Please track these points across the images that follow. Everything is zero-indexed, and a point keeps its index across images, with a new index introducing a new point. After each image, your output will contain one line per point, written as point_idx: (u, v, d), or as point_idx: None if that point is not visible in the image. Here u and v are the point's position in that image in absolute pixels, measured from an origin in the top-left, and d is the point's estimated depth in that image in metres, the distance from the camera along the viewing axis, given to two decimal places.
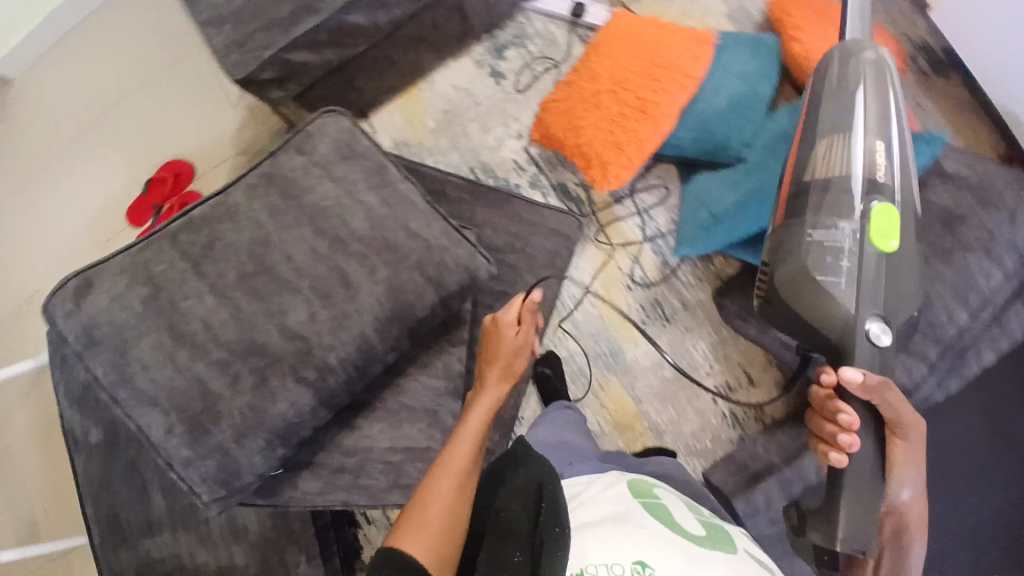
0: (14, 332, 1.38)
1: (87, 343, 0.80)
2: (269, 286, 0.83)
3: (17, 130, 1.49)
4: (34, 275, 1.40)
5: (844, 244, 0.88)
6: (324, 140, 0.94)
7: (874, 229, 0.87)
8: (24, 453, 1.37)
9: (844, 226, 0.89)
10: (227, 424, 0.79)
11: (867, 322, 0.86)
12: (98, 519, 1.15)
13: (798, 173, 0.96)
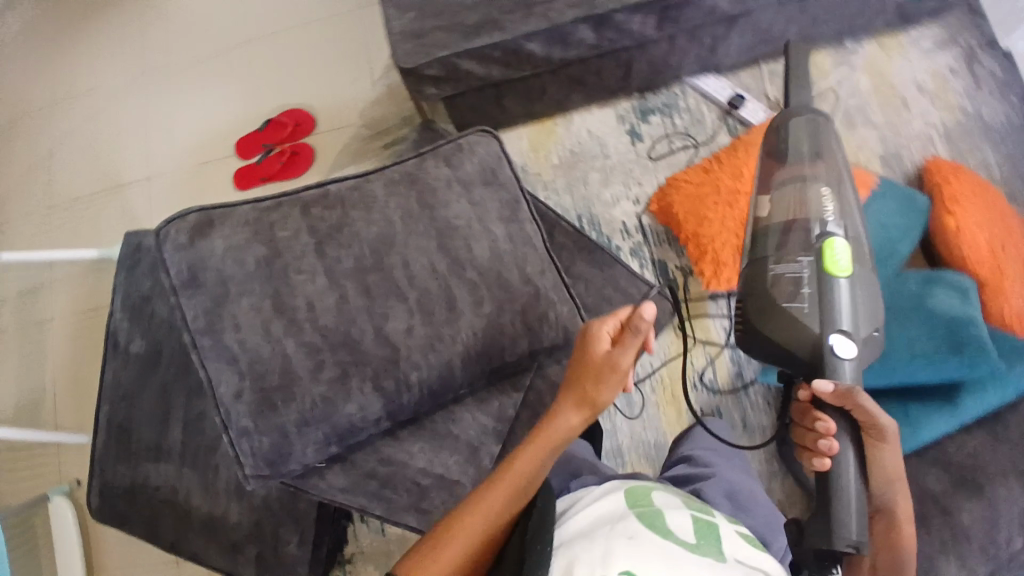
0: (89, 216, 1.37)
1: (187, 281, 0.78)
2: (380, 286, 0.81)
3: (163, 29, 1.51)
4: (128, 169, 1.39)
5: (807, 278, 0.90)
6: (471, 159, 0.93)
7: (828, 265, 0.89)
8: (58, 334, 1.36)
9: (802, 262, 0.91)
10: (296, 408, 0.77)
11: (831, 341, 0.87)
12: (114, 427, 1.14)
13: (759, 218, 0.99)
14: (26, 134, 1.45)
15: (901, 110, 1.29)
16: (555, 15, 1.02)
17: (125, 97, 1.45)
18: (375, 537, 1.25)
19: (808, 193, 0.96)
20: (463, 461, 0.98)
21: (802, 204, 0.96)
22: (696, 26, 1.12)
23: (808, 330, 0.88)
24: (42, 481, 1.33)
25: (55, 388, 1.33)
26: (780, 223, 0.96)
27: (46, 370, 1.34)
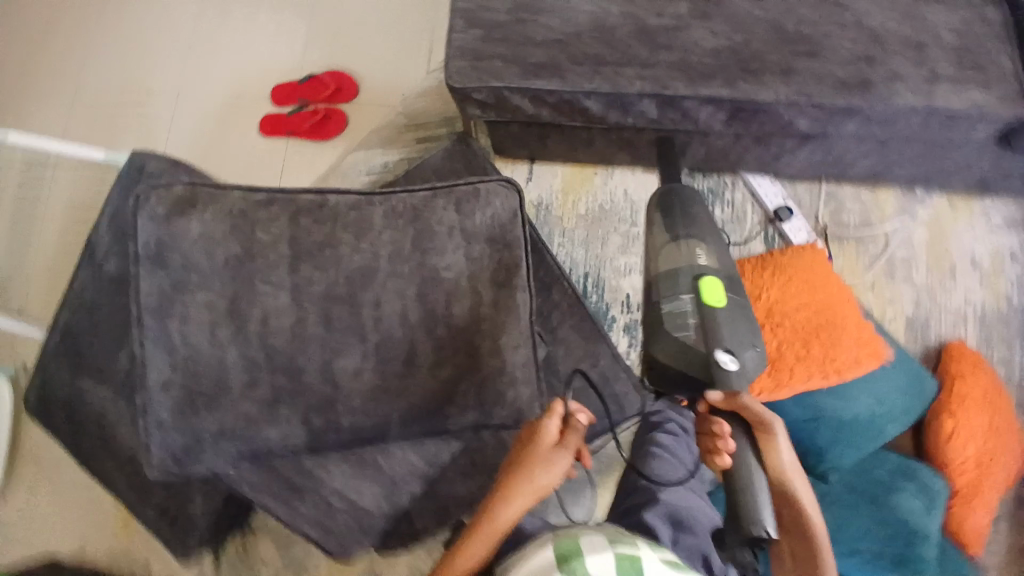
0: (108, 113, 1.34)
1: (153, 254, 0.75)
2: (342, 320, 0.76)
3: None
4: (160, 78, 1.35)
5: (689, 316, 0.89)
6: (484, 208, 0.87)
7: (708, 300, 0.88)
8: (46, 219, 1.34)
9: (683, 301, 0.90)
10: (218, 417, 0.75)
11: (716, 355, 0.84)
12: (63, 338, 1.11)
13: (655, 271, 0.97)
14: (77, 10, 1.42)
15: (946, 278, 1.21)
16: (622, 81, 0.95)
17: (182, 2, 1.41)
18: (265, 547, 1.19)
19: (680, 246, 0.95)
20: (379, 495, 0.97)
21: (689, 253, 0.94)
22: (767, 133, 1.04)
23: (698, 353, 0.87)
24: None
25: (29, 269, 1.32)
26: (671, 269, 0.94)
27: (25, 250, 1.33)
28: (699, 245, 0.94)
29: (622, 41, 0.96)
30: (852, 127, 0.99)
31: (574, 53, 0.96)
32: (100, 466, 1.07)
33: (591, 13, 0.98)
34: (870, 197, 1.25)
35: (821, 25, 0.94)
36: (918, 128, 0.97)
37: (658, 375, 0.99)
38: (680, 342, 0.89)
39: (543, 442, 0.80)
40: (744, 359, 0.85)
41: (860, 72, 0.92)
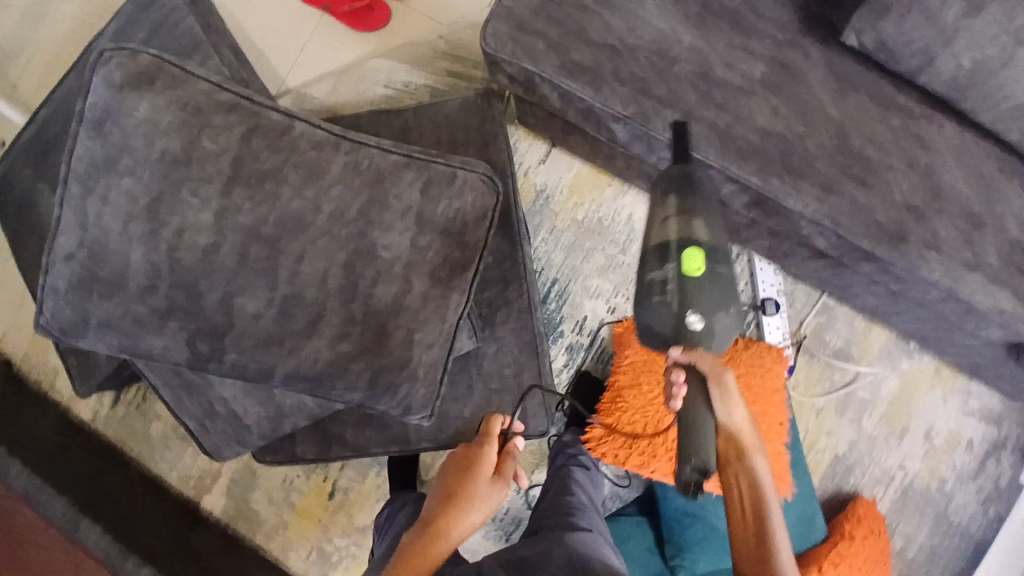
0: None
1: (99, 119, 0.72)
2: (257, 261, 0.73)
3: None
4: None
5: (669, 286, 0.75)
6: (452, 199, 0.80)
7: (689, 270, 0.74)
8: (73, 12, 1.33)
9: (664, 270, 0.75)
10: (106, 307, 0.73)
11: (687, 318, 0.75)
12: (29, 139, 1.09)
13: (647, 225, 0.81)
14: None
15: (891, 437, 1.18)
16: (657, 121, 0.85)
17: None
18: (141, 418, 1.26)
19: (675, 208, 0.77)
20: (263, 417, 0.98)
21: (681, 223, 0.75)
22: (783, 233, 0.95)
23: (670, 314, 0.76)
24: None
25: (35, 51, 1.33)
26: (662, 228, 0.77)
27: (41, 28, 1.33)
28: (690, 212, 0.76)
29: (675, 78, 0.85)
30: (867, 269, 0.90)
31: (621, 69, 0.86)
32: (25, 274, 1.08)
33: (659, 31, 0.86)
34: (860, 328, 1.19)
35: (887, 152, 0.84)
36: (932, 300, 0.89)
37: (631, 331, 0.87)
38: (655, 309, 0.77)
39: (484, 471, 0.91)
40: (713, 324, 0.76)
41: (900, 221, 0.83)
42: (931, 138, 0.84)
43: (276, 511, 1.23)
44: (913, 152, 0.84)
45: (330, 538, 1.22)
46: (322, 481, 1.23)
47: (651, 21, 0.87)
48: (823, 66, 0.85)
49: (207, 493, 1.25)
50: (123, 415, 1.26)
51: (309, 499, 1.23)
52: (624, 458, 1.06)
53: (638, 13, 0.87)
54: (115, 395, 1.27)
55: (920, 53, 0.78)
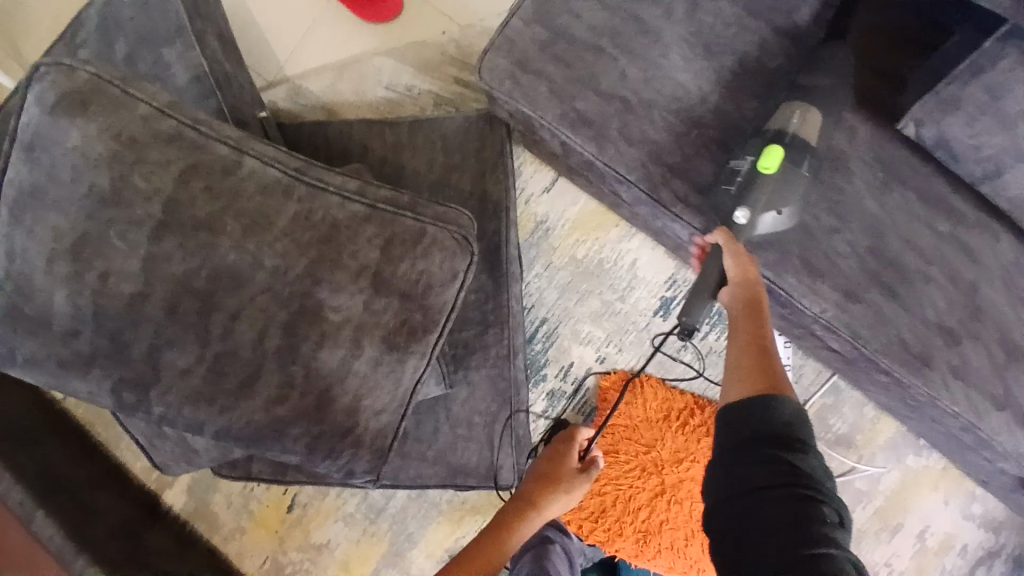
0: None
1: (29, 141, 0.64)
2: (189, 315, 0.66)
3: None
4: None
5: (739, 174, 0.68)
6: (417, 260, 0.72)
7: (762, 165, 0.66)
8: None
9: (743, 159, 0.69)
10: (28, 345, 0.67)
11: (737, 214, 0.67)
12: None
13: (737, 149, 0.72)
14: None
15: (882, 532, 1.08)
16: (664, 193, 0.75)
17: None
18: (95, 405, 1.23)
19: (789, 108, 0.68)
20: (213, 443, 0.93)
21: (791, 114, 0.68)
22: (793, 323, 0.85)
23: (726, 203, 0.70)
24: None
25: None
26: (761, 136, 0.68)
27: None
28: (804, 111, 0.68)
29: (690, 145, 0.75)
30: (881, 378, 0.80)
31: (631, 126, 0.75)
32: None
33: (680, 86, 0.75)
34: (869, 414, 1.09)
35: (923, 261, 0.72)
36: (948, 426, 0.79)
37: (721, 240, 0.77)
38: (719, 194, 0.71)
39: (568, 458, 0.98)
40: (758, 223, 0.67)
41: (922, 342, 0.72)
42: (980, 252, 0.72)
43: (234, 516, 1.21)
44: (951, 265, 0.72)
45: (285, 551, 1.20)
46: (282, 493, 1.21)
47: (674, 74, 0.75)
48: (868, 152, 0.73)
49: (168, 489, 1.23)
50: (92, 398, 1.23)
51: (268, 508, 1.21)
52: (588, 531, 1.04)
53: (660, 62, 0.75)
54: None
55: (986, 160, 0.65)
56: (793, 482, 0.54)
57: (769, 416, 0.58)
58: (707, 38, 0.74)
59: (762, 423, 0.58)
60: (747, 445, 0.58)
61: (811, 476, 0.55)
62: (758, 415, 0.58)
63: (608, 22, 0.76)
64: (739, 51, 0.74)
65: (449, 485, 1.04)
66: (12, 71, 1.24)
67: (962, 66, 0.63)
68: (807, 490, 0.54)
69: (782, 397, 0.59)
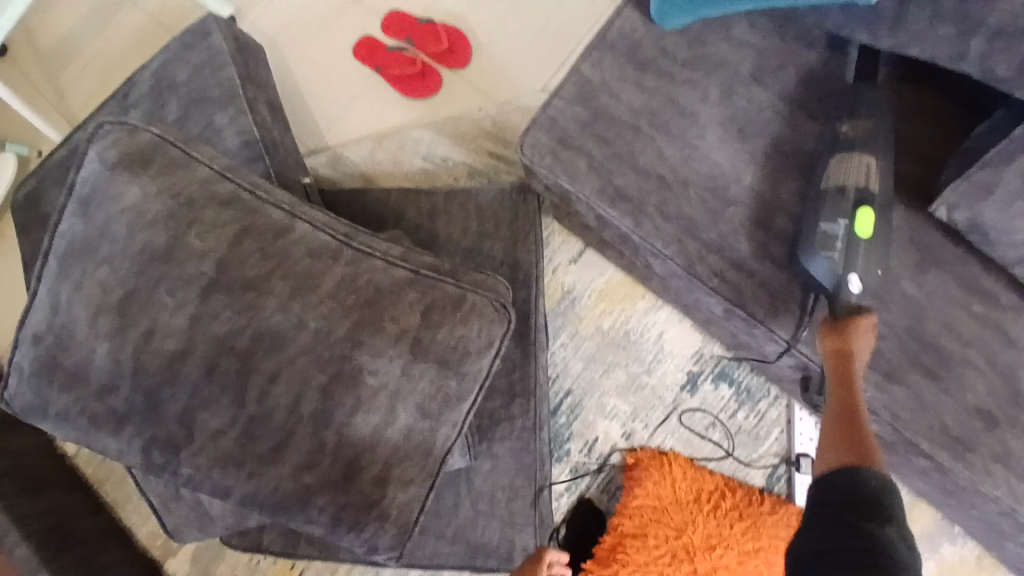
0: None
1: (90, 197, 0.66)
2: (227, 374, 0.65)
3: None
4: None
5: (838, 240, 0.68)
6: (456, 327, 0.72)
7: (858, 230, 0.68)
8: (125, 36, 1.38)
9: (835, 224, 0.68)
10: (64, 398, 0.67)
11: (851, 280, 0.67)
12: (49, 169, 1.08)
13: (784, 228, 0.75)
14: None
15: None
16: (700, 268, 0.76)
17: None
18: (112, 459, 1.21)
19: (843, 167, 0.71)
20: (228, 509, 0.90)
21: (857, 166, 0.70)
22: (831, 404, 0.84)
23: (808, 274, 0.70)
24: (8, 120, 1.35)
25: (86, 63, 1.37)
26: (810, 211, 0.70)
27: (89, 44, 1.38)
28: (861, 166, 0.70)
29: (727, 224, 0.76)
30: (920, 462, 0.77)
31: (667, 203, 0.77)
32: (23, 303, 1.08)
33: (716, 166, 0.77)
34: (903, 500, 1.04)
35: (963, 344, 0.71)
36: (996, 518, 0.75)
37: (773, 316, 0.75)
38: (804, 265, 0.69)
39: None
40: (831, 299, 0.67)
41: (965, 429, 0.71)
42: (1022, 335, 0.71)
43: None
44: (993, 349, 0.71)
45: None
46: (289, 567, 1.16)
47: (711, 155, 0.78)
48: (905, 236, 0.74)
49: (173, 556, 1.19)
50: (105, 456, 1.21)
51: None
52: None
53: (696, 144, 0.78)
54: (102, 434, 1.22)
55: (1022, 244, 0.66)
56: (865, 553, 0.52)
57: (856, 486, 0.58)
58: (741, 123, 0.78)
59: (846, 494, 0.58)
60: (826, 510, 0.58)
61: (888, 546, 0.52)
62: (842, 483, 0.59)
63: (646, 106, 0.79)
64: (773, 135, 0.78)
65: (469, 565, 1.00)
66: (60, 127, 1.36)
67: (993, 152, 0.65)
68: (883, 559, 0.51)
69: (867, 469, 0.59)
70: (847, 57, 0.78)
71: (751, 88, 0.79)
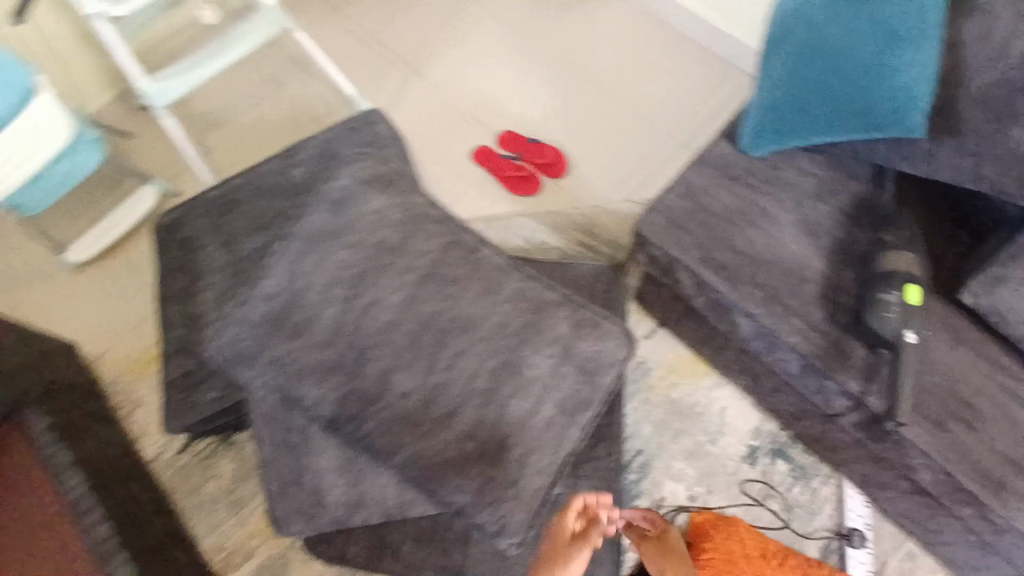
0: (379, 72, 1.65)
1: (336, 199, 0.86)
2: (425, 346, 0.84)
3: (562, 20, 1.70)
4: (438, 75, 1.64)
5: (893, 305, 0.89)
6: (595, 341, 0.89)
7: (909, 299, 0.90)
8: (276, 116, 1.68)
9: (890, 293, 0.90)
10: (285, 349, 0.82)
11: (907, 335, 0.88)
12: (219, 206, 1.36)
13: (849, 300, 0.96)
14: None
15: None
16: (783, 326, 0.96)
17: (495, 35, 1.68)
18: (186, 465, 1.39)
19: (893, 256, 0.93)
20: (344, 498, 1.03)
21: (904, 257, 0.93)
22: (889, 461, 0.99)
23: (879, 331, 0.89)
24: (157, 157, 1.66)
25: (236, 125, 1.67)
26: (875, 283, 0.92)
27: (242, 115, 1.68)
28: (907, 256, 0.93)
29: (804, 295, 0.97)
30: (959, 509, 0.92)
31: (759, 275, 0.98)
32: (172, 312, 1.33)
33: (793, 254, 0.99)
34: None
35: (992, 403, 0.90)
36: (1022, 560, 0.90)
37: (844, 368, 0.93)
38: (875, 320, 0.90)
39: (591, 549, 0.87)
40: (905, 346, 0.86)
41: (999, 471, 0.87)
42: None
43: None
44: (1014, 408, 0.90)
45: None
46: None
47: (789, 245, 1.00)
48: (939, 317, 0.96)
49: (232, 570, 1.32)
50: (184, 463, 1.40)
51: None
52: None
53: (778, 237, 1.00)
54: (185, 443, 1.42)
55: None
56: None
57: None
58: (812, 225, 1.02)
59: None
60: None
61: None
62: None
63: (739, 205, 1.03)
64: (835, 236, 1.01)
65: None
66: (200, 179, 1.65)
67: (1004, 254, 0.90)
68: None
69: None
70: (885, 187, 1.04)
71: (818, 202, 1.04)
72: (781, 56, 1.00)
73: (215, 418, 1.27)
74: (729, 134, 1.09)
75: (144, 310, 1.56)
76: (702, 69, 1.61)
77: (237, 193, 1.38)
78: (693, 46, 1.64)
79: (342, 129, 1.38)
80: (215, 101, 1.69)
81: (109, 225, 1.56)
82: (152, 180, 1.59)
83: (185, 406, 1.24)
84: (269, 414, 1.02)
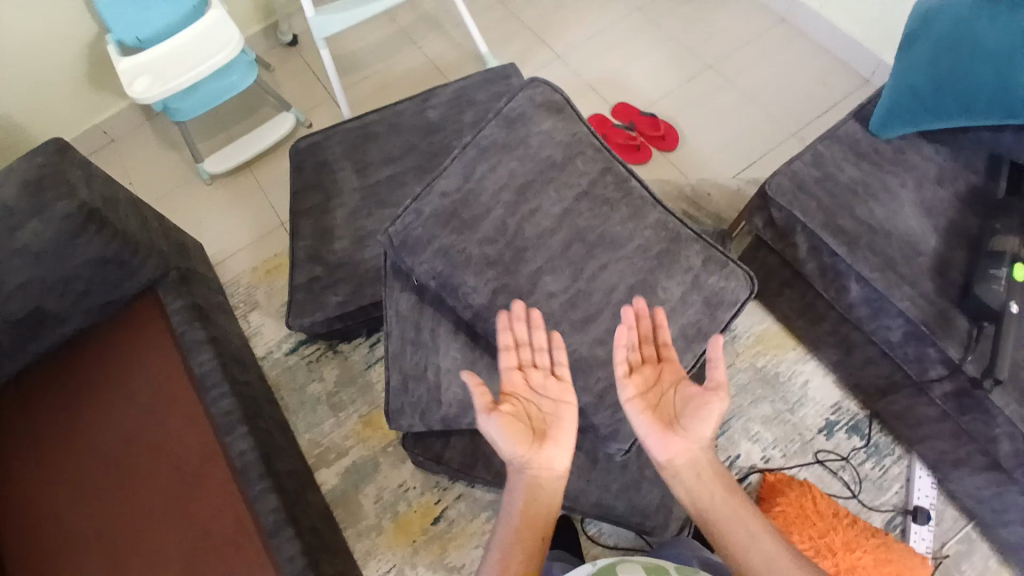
0: (509, 39, 1.78)
1: (512, 122, 1.01)
2: (575, 253, 0.93)
3: (686, 12, 1.80)
4: (563, 47, 1.76)
5: (1001, 279, 0.95)
6: (723, 276, 0.95)
7: (1016, 276, 0.95)
8: (408, 68, 1.80)
9: (999, 270, 0.96)
10: (454, 239, 0.94)
11: (1013, 306, 0.93)
12: (356, 131, 1.47)
13: (959, 277, 1.02)
14: None
15: None
16: (895, 292, 1.03)
17: (620, 19, 1.79)
18: (292, 367, 1.49)
19: (1000, 239, 0.99)
20: (458, 399, 1.10)
21: (1014, 242, 0.99)
22: (970, 432, 1.07)
23: (986, 303, 0.95)
24: (297, 93, 1.83)
25: (370, 72, 1.80)
26: (988, 259, 0.98)
27: (378, 63, 1.81)
28: (1017, 237, 0.99)
29: (916, 266, 1.04)
30: None
31: (874, 242, 1.05)
32: (302, 219, 1.43)
33: (911, 229, 1.06)
34: (994, 566, 1.20)
35: None
36: None
37: (946, 336, 0.99)
38: (985, 291, 0.95)
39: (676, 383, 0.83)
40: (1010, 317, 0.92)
41: None
42: None
43: (378, 512, 1.35)
44: None
45: (415, 563, 1.30)
46: (434, 503, 1.35)
47: (905, 220, 1.07)
48: None
49: (325, 467, 1.40)
50: (291, 364, 1.50)
51: (413, 513, 1.34)
52: None
53: (898, 212, 1.07)
54: (295, 347, 1.52)
55: None
56: None
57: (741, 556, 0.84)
58: (929, 206, 1.08)
59: None
60: None
61: None
62: None
63: (862, 179, 1.10)
64: (951, 218, 1.07)
65: (624, 520, 1.15)
66: (329, 116, 1.79)
67: None
68: None
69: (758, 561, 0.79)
70: (998, 182, 1.10)
71: (936, 186, 1.10)
72: (925, 47, 1.07)
73: (335, 322, 1.38)
74: (858, 116, 1.17)
75: (267, 224, 1.68)
76: (816, 70, 1.67)
77: (375, 126, 1.46)
78: (811, 48, 1.71)
79: (478, 77, 1.49)
80: (355, 49, 1.83)
81: (246, 142, 1.69)
82: (292, 109, 1.73)
83: (312, 304, 1.35)
84: (403, 311, 1.13)
